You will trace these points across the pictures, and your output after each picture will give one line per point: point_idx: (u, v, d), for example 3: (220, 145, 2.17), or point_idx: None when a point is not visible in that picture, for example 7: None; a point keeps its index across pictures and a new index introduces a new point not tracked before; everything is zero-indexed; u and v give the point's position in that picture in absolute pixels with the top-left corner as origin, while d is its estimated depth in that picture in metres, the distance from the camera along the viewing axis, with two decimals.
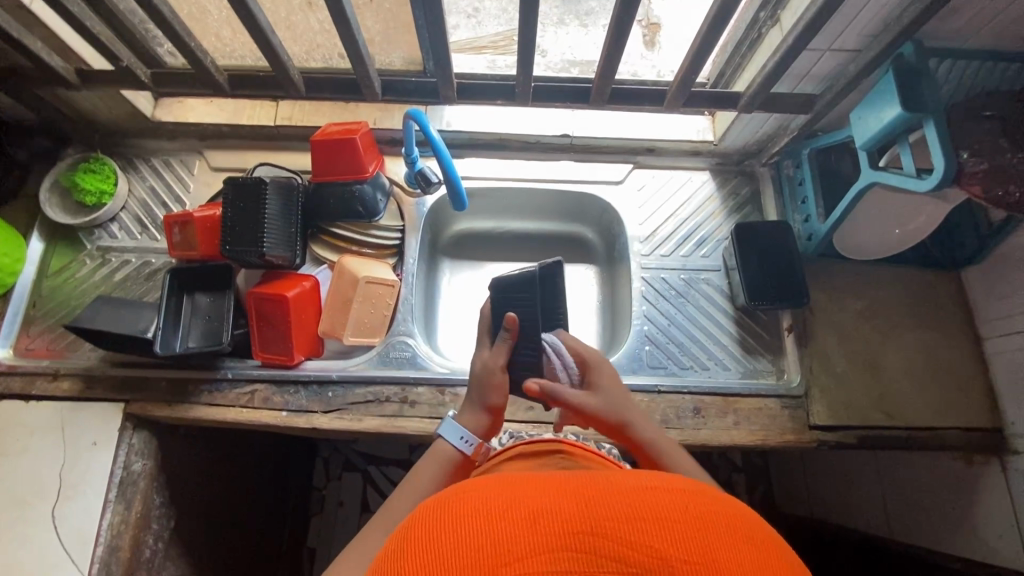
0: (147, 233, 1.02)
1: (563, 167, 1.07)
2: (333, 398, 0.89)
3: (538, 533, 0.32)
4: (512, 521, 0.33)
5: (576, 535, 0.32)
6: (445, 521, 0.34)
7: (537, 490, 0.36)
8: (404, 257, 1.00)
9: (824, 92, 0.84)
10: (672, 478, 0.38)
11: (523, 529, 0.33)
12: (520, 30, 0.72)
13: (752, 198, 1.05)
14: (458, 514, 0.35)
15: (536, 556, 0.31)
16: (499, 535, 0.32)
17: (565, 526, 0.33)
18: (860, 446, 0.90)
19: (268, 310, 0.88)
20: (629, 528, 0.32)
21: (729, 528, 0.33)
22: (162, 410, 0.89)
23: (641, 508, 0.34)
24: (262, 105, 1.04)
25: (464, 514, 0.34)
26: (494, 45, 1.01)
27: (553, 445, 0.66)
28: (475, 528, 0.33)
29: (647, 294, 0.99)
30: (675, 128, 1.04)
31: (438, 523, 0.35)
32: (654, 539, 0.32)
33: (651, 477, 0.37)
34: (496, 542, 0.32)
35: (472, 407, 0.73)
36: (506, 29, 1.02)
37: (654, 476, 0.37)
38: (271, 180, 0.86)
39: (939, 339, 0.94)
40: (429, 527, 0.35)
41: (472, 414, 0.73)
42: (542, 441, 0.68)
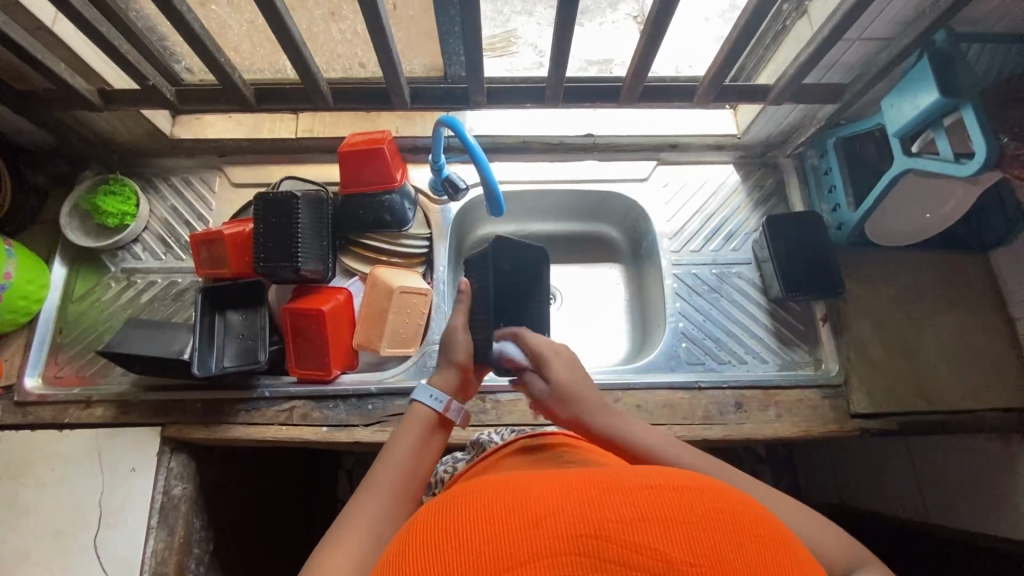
0: (172, 253, 1.00)
1: (587, 167, 1.07)
2: (373, 411, 0.88)
3: (540, 538, 0.33)
4: (517, 524, 0.35)
5: (580, 538, 0.33)
6: (458, 521, 0.36)
7: (542, 492, 0.37)
8: (433, 265, 1.00)
9: (853, 81, 0.84)
10: (675, 475, 0.38)
11: (525, 533, 0.34)
12: (554, 32, 0.72)
13: (777, 190, 1.05)
14: (467, 516, 0.36)
15: (540, 560, 0.33)
16: (505, 539, 0.34)
17: (570, 530, 0.34)
18: (902, 431, 0.90)
19: (303, 325, 0.87)
20: (633, 529, 0.33)
21: (735, 530, 0.34)
22: (201, 431, 0.88)
23: (646, 510, 0.34)
24: (282, 118, 1.03)
25: (476, 516, 0.36)
26: (491, 47, 0.99)
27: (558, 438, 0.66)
28: (485, 531, 0.35)
29: (681, 291, 0.99)
30: (697, 123, 1.04)
31: (446, 526, 0.36)
32: (659, 542, 0.33)
33: (657, 477, 0.38)
34: (504, 543, 0.34)
35: (441, 368, 0.76)
36: (503, 31, 1.00)
37: (662, 476, 0.38)
38: (302, 194, 0.85)
39: (972, 322, 0.95)
40: (438, 530, 0.36)
41: (446, 375, 0.75)
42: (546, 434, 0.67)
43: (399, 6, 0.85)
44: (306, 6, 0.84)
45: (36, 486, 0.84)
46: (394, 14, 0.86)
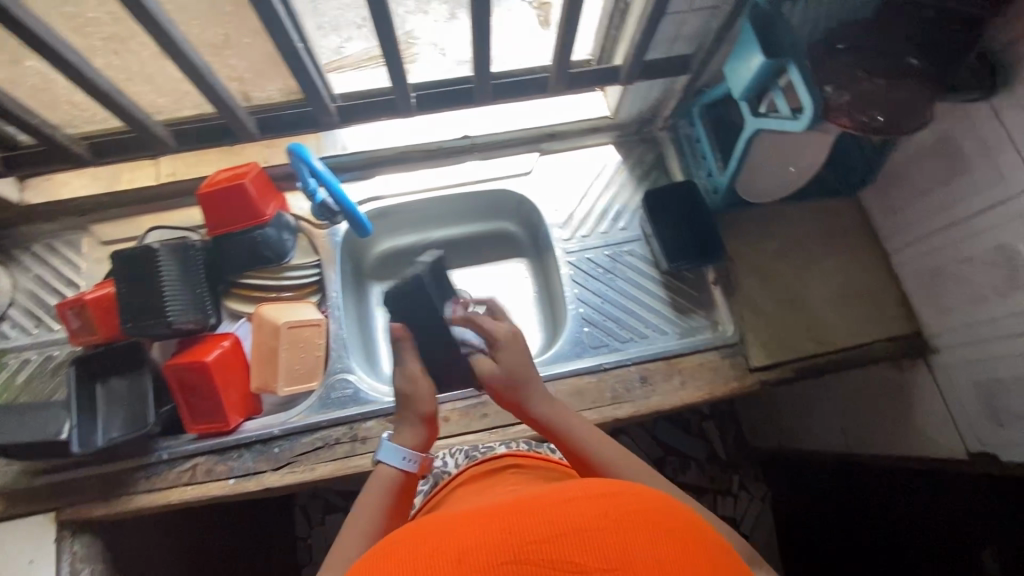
0: (43, 326, 0.94)
1: (470, 168, 1.06)
2: (280, 454, 0.86)
3: (469, 564, 0.38)
4: (447, 559, 0.38)
5: (504, 563, 0.38)
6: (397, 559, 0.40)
7: (476, 523, 0.42)
8: (326, 292, 0.97)
9: (696, 51, 0.86)
10: (590, 485, 0.44)
11: (457, 562, 0.38)
12: (381, 40, 0.70)
13: (657, 162, 1.07)
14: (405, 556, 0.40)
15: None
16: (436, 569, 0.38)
17: (496, 555, 0.38)
18: (800, 377, 0.94)
19: (190, 380, 0.84)
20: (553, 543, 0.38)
21: (641, 524, 0.40)
22: (99, 508, 0.83)
23: (563, 525, 0.39)
24: (140, 165, 0.98)
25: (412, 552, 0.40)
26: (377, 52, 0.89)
27: (508, 461, 0.73)
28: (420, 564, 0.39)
29: (577, 278, 1.00)
30: (570, 110, 1.05)
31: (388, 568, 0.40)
32: (575, 554, 0.38)
33: (578, 490, 0.43)
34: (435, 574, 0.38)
35: (408, 423, 0.71)
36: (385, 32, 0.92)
37: (579, 489, 0.44)
38: (161, 244, 0.81)
39: (852, 261, 1.00)
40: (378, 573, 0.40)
41: (414, 429, 0.71)
42: (494, 459, 0.75)
43: (230, 34, 0.79)
44: (131, 49, 0.77)
45: None
46: (228, 44, 0.80)
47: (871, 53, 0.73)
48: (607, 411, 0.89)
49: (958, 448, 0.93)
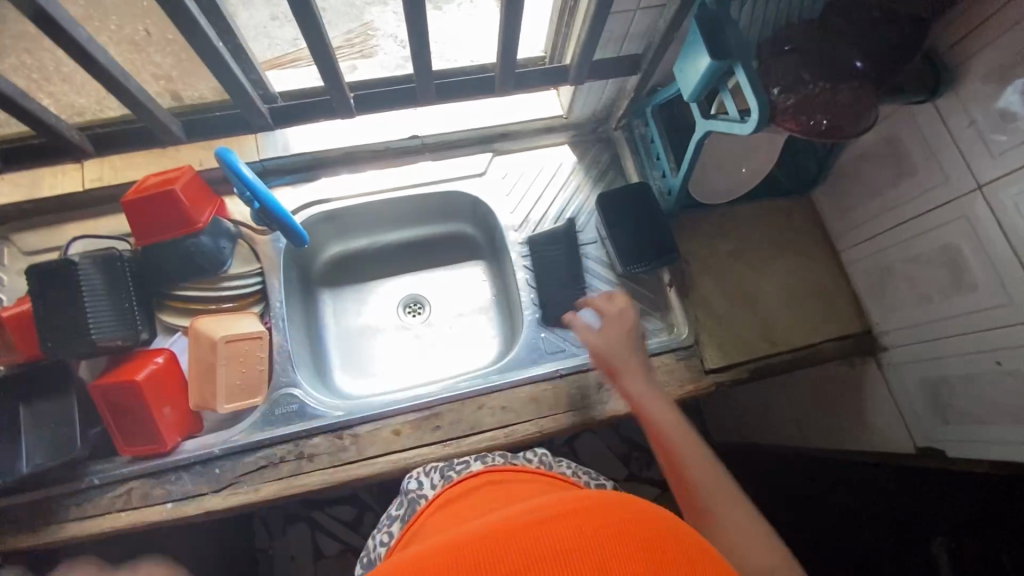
0: None
1: (421, 169, 1.02)
2: (222, 475, 0.82)
3: None
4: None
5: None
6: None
7: (442, 553, 0.35)
8: (269, 302, 0.92)
9: (646, 51, 0.84)
10: (560, 502, 0.38)
11: None
12: (309, 38, 0.66)
13: (613, 163, 1.05)
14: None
15: None
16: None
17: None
18: (754, 377, 0.94)
19: (120, 400, 0.79)
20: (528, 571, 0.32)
21: (622, 537, 0.34)
22: (26, 539, 0.78)
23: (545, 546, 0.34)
24: (64, 170, 0.93)
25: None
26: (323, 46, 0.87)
27: (484, 477, 0.66)
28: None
29: (533, 282, 0.98)
30: (523, 109, 1.03)
31: None
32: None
33: (549, 509, 0.37)
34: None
35: None
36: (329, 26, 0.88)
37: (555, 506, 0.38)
38: (82, 257, 0.75)
39: (804, 261, 1.00)
40: None
41: None
42: (468, 478, 0.67)
43: (151, 30, 0.74)
44: (39, 46, 0.71)
45: None
46: (150, 41, 0.76)
47: (816, 55, 0.72)
48: (563, 418, 0.88)
49: (906, 444, 0.95)
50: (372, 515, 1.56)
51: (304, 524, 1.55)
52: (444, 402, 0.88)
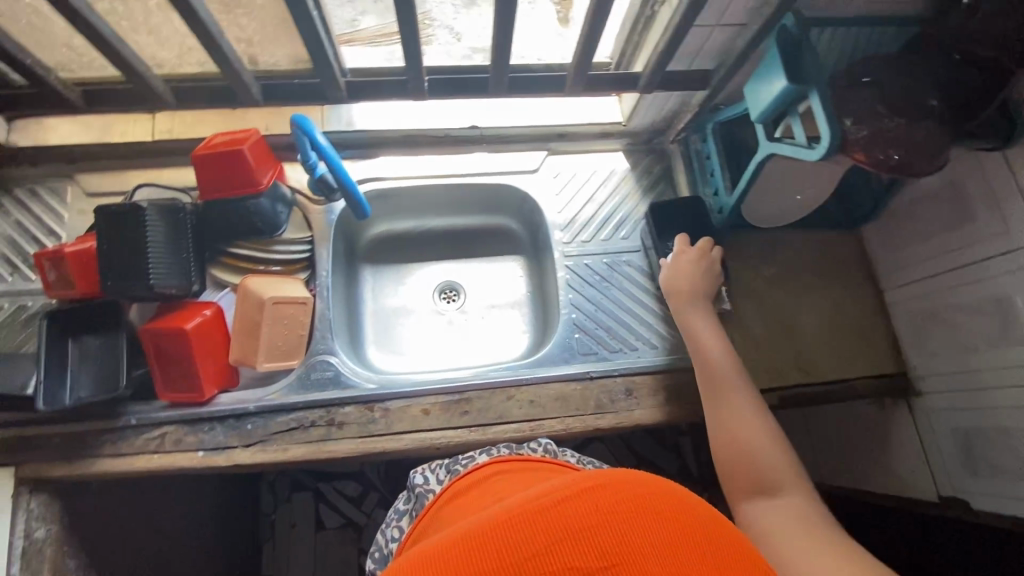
0: (18, 274, 0.90)
1: (476, 159, 1.04)
2: (253, 431, 0.84)
3: None
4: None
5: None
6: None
7: (457, 544, 0.33)
8: (316, 271, 0.94)
9: (718, 67, 0.84)
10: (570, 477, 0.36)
11: None
12: (399, 19, 0.68)
13: (665, 175, 1.05)
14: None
15: None
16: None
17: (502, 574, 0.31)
18: (783, 405, 0.94)
19: (167, 345, 0.81)
20: (558, 552, 0.32)
21: (640, 516, 0.33)
22: (61, 468, 0.81)
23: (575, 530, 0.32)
24: (136, 118, 0.95)
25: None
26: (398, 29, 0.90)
27: (497, 465, 0.66)
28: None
29: (573, 283, 0.98)
30: (582, 111, 1.04)
31: None
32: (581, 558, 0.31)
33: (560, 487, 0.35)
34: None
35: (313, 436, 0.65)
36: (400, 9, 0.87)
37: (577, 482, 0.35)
38: (149, 204, 0.77)
39: (846, 295, 1.00)
40: None
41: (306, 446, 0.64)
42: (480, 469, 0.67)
43: None
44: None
45: None
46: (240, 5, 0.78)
47: (893, 91, 0.72)
48: (589, 419, 0.89)
49: (930, 492, 0.94)
50: (376, 494, 1.58)
51: (309, 494, 1.57)
52: (474, 389, 0.89)
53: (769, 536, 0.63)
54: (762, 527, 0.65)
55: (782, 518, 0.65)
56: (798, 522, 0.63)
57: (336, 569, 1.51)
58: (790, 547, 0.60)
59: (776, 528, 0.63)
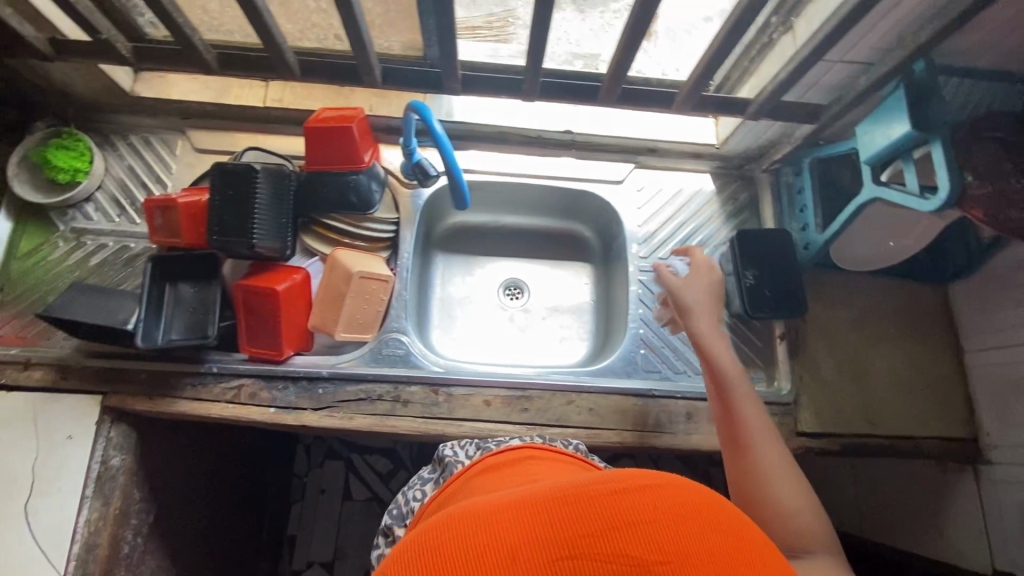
0: (125, 216, 0.96)
1: (563, 163, 1.05)
2: (323, 396, 0.87)
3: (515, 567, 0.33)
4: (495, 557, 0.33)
5: (559, 560, 0.33)
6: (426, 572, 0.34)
7: (520, 508, 0.36)
8: (398, 251, 0.98)
9: (832, 103, 0.83)
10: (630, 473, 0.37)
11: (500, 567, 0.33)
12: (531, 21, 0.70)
13: (750, 204, 1.04)
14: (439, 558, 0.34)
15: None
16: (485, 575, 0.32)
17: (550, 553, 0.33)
18: (843, 452, 0.93)
19: (257, 302, 0.85)
20: (614, 535, 0.34)
21: (694, 521, 0.34)
22: (144, 403, 0.85)
23: (620, 519, 0.34)
24: (250, 84, 0.99)
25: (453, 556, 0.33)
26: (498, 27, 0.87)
27: (526, 452, 0.70)
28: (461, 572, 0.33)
29: (644, 298, 0.98)
30: (677, 129, 1.03)
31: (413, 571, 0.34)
32: (628, 545, 0.33)
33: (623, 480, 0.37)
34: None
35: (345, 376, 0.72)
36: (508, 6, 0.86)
37: (620, 476, 0.37)
38: (262, 167, 0.81)
39: (923, 350, 0.97)
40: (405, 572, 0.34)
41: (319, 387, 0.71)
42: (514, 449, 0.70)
43: None
44: None
45: None
46: None
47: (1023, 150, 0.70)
48: (646, 436, 0.89)
49: (985, 566, 0.91)
50: (405, 474, 1.61)
51: (341, 463, 1.62)
52: (536, 388, 0.90)
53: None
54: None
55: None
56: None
57: (357, 539, 1.55)
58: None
59: None
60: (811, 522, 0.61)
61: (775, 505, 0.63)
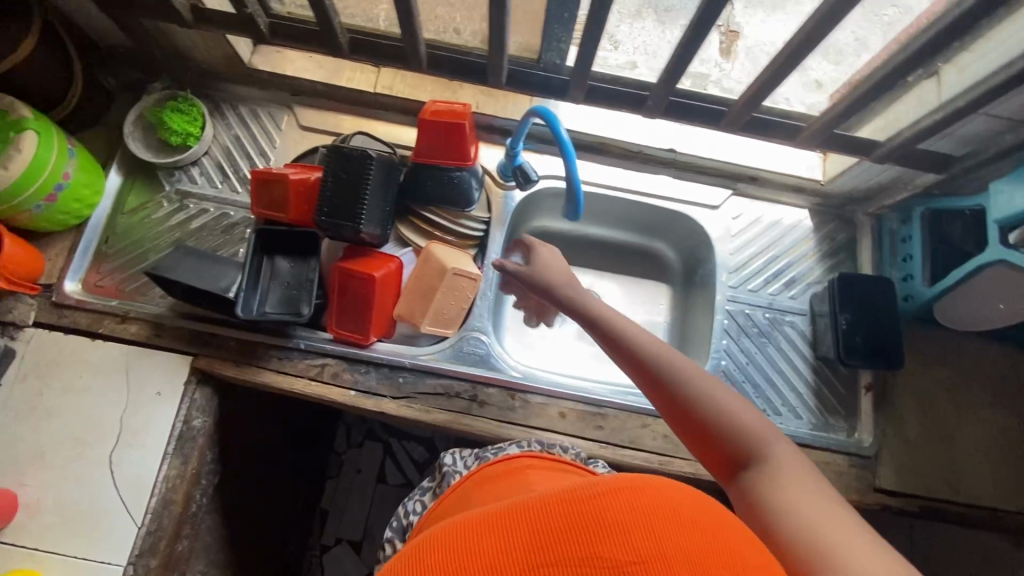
0: (228, 184, 0.98)
1: (659, 181, 1.02)
2: (403, 385, 0.88)
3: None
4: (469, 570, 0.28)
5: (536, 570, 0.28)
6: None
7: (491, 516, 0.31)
8: (486, 251, 0.98)
9: (965, 156, 0.80)
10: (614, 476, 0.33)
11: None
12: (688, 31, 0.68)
13: (847, 246, 1.01)
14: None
15: None
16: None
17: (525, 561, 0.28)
18: (919, 514, 0.89)
19: (352, 286, 0.86)
20: (596, 539, 0.29)
21: (677, 519, 0.30)
22: (231, 369, 0.87)
23: (604, 524, 0.29)
24: (362, 69, 1.00)
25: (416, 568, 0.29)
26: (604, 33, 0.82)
27: (528, 460, 0.71)
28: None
29: (729, 329, 0.96)
30: (781, 160, 1.00)
31: None
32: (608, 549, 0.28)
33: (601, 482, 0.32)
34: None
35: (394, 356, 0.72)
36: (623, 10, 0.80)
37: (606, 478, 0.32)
38: (377, 154, 0.82)
39: (1016, 420, 0.93)
40: None
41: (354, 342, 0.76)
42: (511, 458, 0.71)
43: None
44: None
45: (63, 391, 0.86)
46: None
47: None
48: None
49: None
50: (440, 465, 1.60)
51: (378, 446, 1.62)
52: (613, 406, 0.89)
53: (768, 523, 0.50)
54: (754, 510, 0.53)
55: (789, 502, 0.51)
56: (798, 486, 0.52)
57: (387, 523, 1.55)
58: (797, 526, 0.48)
59: (789, 510, 0.50)
60: (773, 445, 0.57)
61: (716, 421, 0.60)
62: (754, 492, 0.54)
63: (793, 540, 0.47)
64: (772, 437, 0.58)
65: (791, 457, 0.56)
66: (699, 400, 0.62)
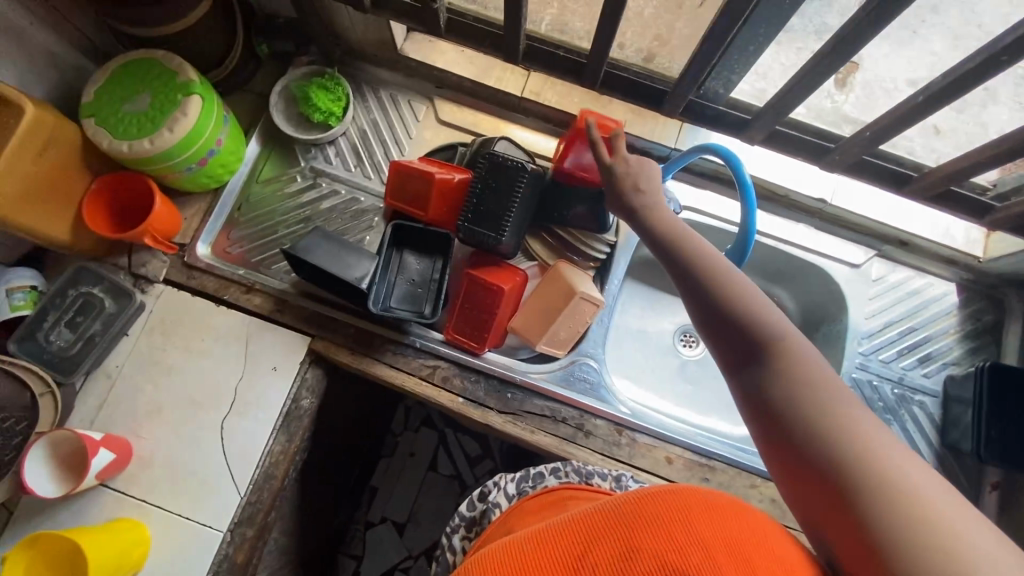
0: (360, 168, 0.97)
1: (799, 230, 0.96)
2: (511, 401, 0.87)
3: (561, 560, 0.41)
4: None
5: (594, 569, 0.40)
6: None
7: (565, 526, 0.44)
8: (608, 276, 0.95)
9: None
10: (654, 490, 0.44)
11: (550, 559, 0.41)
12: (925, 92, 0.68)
13: (993, 330, 0.94)
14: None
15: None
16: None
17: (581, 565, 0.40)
18: None
19: (477, 295, 0.85)
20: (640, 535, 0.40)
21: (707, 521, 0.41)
22: (345, 357, 0.87)
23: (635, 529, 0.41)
24: (512, 69, 0.97)
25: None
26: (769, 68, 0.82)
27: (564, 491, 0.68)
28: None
29: (854, 400, 0.90)
30: (937, 229, 0.94)
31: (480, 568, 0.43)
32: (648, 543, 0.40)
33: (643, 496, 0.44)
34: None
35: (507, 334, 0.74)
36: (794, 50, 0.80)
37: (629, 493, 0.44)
38: (531, 168, 0.80)
39: None
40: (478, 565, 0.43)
41: None
42: (545, 495, 0.68)
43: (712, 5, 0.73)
44: None
45: (186, 350, 0.87)
46: (698, 12, 0.75)
47: None
48: None
49: None
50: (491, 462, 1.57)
51: (435, 435, 1.60)
52: (722, 460, 0.86)
53: (804, 442, 0.47)
54: (772, 414, 0.49)
55: (824, 422, 0.46)
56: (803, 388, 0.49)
57: (434, 512, 1.54)
58: (827, 434, 0.46)
59: (832, 431, 0.45)
60: (810, 362, 0.50)
61: (755, 322, 0.53)
62: (767, 401, 0.50)
63: (836, 462, 0.44)
64: (788, 333, 0.52)
65: (814, 362, 0.50)
66: (743, 316, 0.54)
